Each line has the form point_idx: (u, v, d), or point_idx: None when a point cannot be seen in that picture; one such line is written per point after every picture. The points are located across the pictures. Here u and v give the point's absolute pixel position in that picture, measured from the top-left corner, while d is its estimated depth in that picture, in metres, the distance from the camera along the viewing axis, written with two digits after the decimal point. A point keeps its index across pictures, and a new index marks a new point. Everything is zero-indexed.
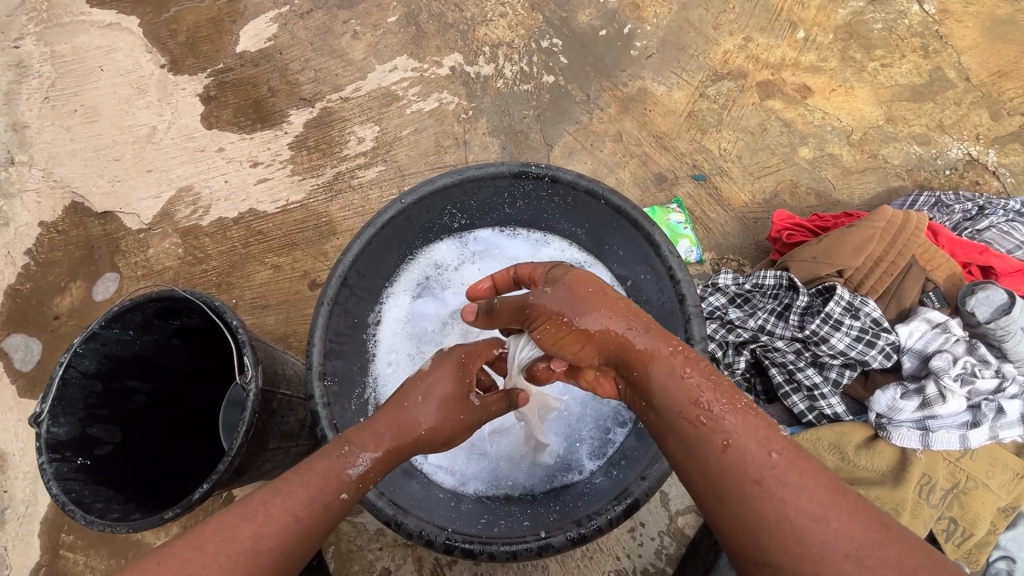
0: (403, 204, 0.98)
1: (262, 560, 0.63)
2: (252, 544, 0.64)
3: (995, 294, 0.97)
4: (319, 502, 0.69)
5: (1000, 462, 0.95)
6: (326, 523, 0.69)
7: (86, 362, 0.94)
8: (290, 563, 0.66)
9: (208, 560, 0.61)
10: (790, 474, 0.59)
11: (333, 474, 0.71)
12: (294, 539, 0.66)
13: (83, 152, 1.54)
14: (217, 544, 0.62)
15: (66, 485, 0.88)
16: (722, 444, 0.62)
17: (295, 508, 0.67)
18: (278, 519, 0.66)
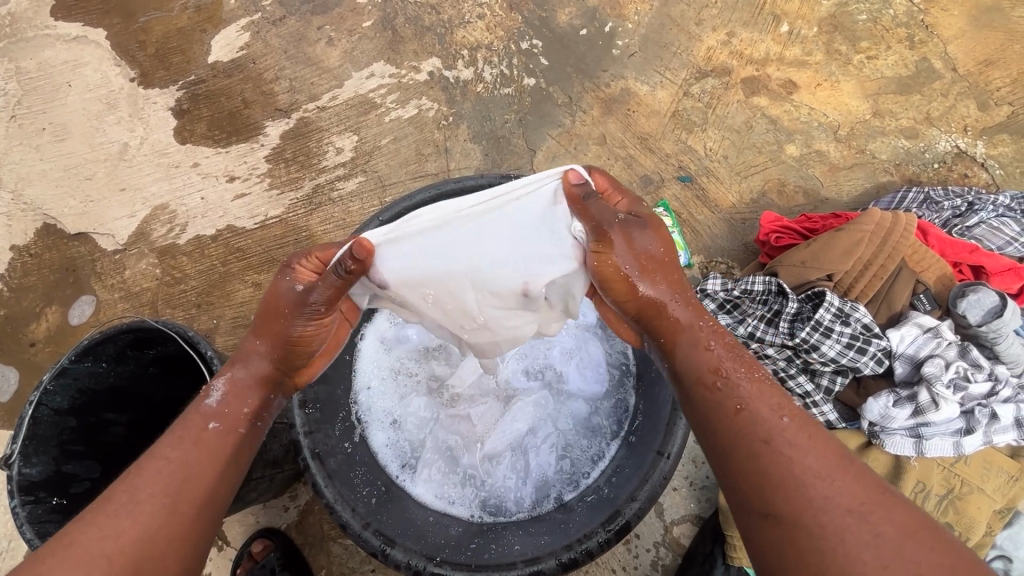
0: (380, 220, 0.94)
1: (144, 509, 0.63)
2: (128, 499, 0.63)
3: (986, 296, 0.95)
4: (188, 440, 0.69)
5: (994, 465, 0.94)
6: (212, 466, 0.68)
7: (58, 398, 0.90)
8: (183, 508, 0.65)
9: (85, 527, 0.62)
10: (807, 451, 0.62)
11: (195, 407, 0.72)
12: (172, 478, 0.66)
13: (53, 172, 1.50)
14: (95, 512, 0.63)
15: (41, 528, 0.86)
16: (747, 417, 0.65)
17: (168, 455, 0.67)
18: (151, 469, 0.66)
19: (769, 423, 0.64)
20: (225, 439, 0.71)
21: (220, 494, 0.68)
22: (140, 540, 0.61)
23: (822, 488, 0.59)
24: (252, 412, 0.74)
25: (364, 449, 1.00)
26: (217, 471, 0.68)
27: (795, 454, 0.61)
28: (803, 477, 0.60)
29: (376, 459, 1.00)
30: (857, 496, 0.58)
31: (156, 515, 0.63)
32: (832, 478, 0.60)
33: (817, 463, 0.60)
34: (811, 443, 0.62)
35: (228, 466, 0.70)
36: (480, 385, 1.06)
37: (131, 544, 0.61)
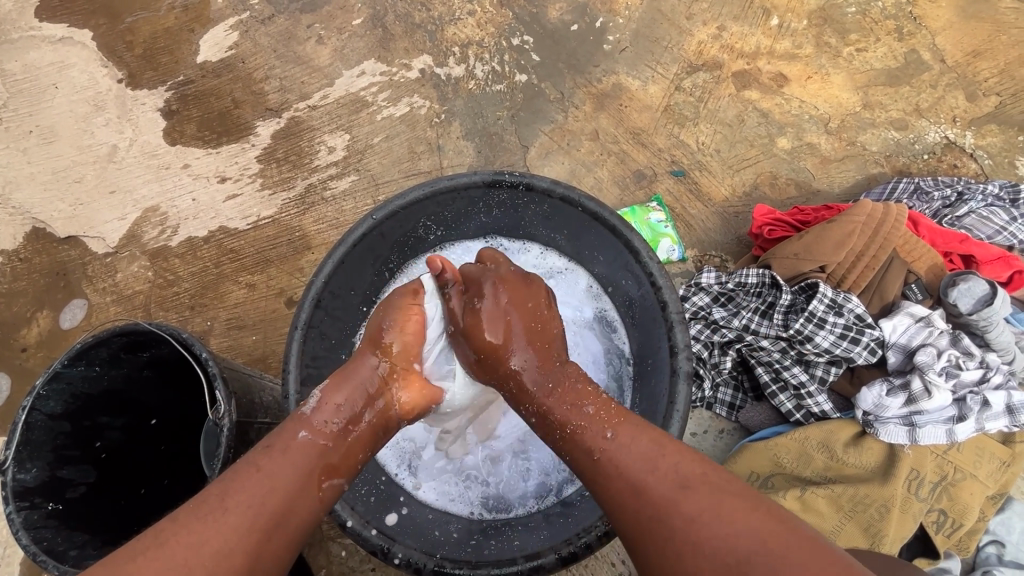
0: (375, 219, 0.95)
1: (229, 518, 0.62)
2: (220, 504, 0.63)
3: (976, 284, 0.97)
4: (279, 449, 0.69)
5: (986, 452, 0.95)
6: (296, 484, 0.68)
7: (52, 403, 0.89)
8: (261, 524, 0.63)
9: (177, 527, 0.61)
10: (632, 455, 0.68)
11: (291, 417, 0.74)
12: (259, 491, 0.65)
13: (41, 175, 1.48)
14: (188, 513, 0.62)
15: (37, 534, 0.86)
16: (593, 451, 0.71)
17: (260, 461, 0.68)
18: (241, 477, 0.66)
19: (602, 447, 0.70)
20: (315, 450, 0.71)
21: (298, 516, 0.67)
22: (218, 555, 0.60)
23: (658, 486, 0.65)
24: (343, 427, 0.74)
25: None
26: (296, 492, 0.67)
27: (625, 464, 0.68)
28: (636, 481, 0.66)
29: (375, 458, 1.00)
30: (675, 481, 0.64)
31: (236, 531, 0.61)
32: (654, 475, 0.66)
33: (643, 462, 0.67)
34: (629, 437, 0.70)
35: (310, 484, 0.69)
36: None
37: (210, 558, 0.59)
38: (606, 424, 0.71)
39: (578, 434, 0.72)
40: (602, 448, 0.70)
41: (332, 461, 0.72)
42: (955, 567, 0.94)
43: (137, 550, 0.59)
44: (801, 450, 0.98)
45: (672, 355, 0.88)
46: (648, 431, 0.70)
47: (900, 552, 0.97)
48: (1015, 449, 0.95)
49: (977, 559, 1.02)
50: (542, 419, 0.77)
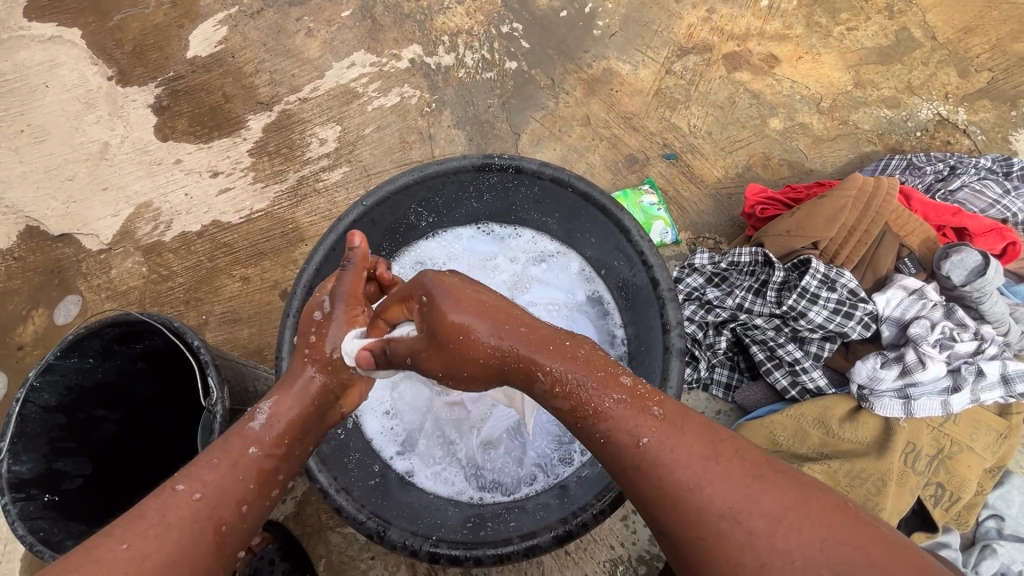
0: (365, 206, 0.95)
1: (173, 532, 0.57)
2: (160, 518, 0.58)
3: (969, 256, 0.96)
4: (226, 463, 0.63)
5: (984, 424, 0.95)
6: (243, 494, 0.62)
7: (45, 396, 0.89)
8: (209, 535, 0.59)
9: (114, 541, 0.56)
10: (683, 444, 0.54)
11: (237, 428, 0.66)
12: (204, 511, 0.59)
13: (33, 174, 1.48)
14: (126, 527, 0.57)
15: (33, 524, 0.86)
16: (632, 459, 0.55)
17: (203, 476, 0.61)
18: (184, 491, 0.60)
19: (642, 438, 0.55)
20: (266, 459, 0.65)
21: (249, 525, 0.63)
22: (163, 567, 0.55)
23: (711, 487, 0.51)
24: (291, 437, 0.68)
25: (359, 436, 1.01)
26: (244, 503, 0.62)
27: (678, 461, 0.53)
28: (686, 470, 0.52)
29: (374, 446, 1.02)
30: (747, 472, 0.52)
31: (183, 544, 0.57)
32: (713, 468, 0.52)
33: (699, 452, 0.53)
34: (684, 436, 0.54)
35: (257, 496, 0.64)
36: None
37: (154, 569, 0.55)
38: (646, 419, 0.55)
39: (613, 414, 0.56)
40: (613, 433, 0.56)
41: (282, 468, 0.66)
42: (954, 542, 0.93)
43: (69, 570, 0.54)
44: (797, 427, 0.98)
45: (664, 333, 0.88)
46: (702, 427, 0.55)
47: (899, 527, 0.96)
48: (1012, 421, 0.95)
49: (977, 534, 1.02)
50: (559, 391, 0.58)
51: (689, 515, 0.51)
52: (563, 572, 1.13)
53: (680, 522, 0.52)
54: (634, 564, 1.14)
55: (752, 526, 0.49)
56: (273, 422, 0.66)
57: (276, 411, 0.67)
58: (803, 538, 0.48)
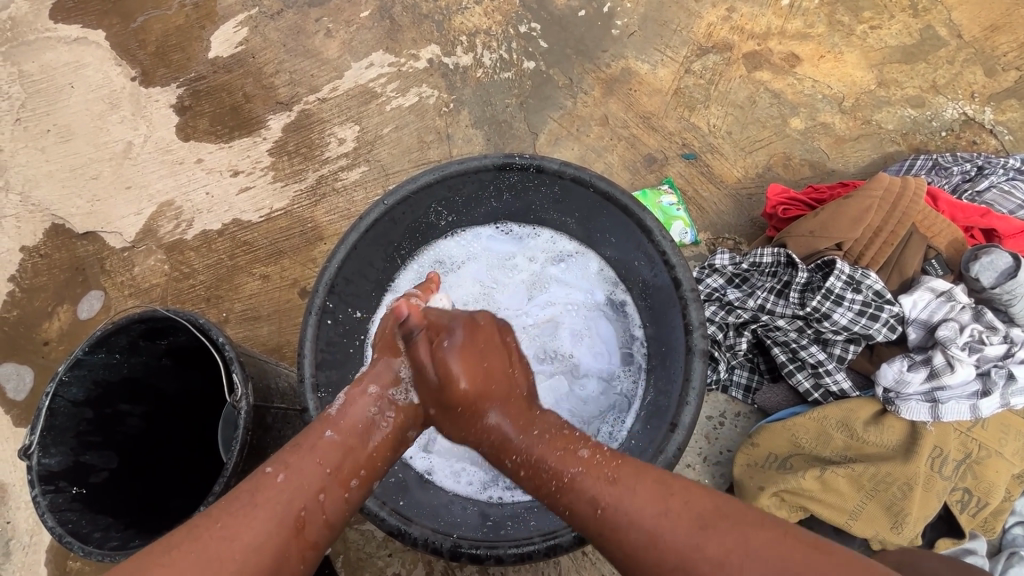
0: (386, 205, 0.95)
1: (259, 514, 0.62)
2: (249, 500, 0.63)
3: (999, 257, 0.94)
4: (306, 447, 0.67)
5: (1013, 429, 0.93)
6: (322, 483, 0.65)
7: (74, 390, 0.91)
8: (290, 521, 0.62)
9: (209, 522, 0.61)
10: (636, 499, 0.62)
11: (319, 416, 0.71)
12: (284, 499, 0.63)
13: (59, 172, 1.50)
14: (221, 508, 0.63)
15: (62, 516, 0.88)
16: (593, 510, 0.64)
17: (287, 458, 0.66)
18: (272, 479, 0.64)
19: (604, 497, 0.63)
20: (341, 447, 0.68)
21: (327, 515, 0.65)
22: (251, 550, 0.60)
23: (671, 537, 0.59)
24: (367, 428, 0.71)
25: None
26: (322, 492, 0.65)
27: (635, 516, 0.61)
28: (644, 526, 0.61)
29: None
30: (691, 522, 0.59)
31: (266, 527, 0.61)
32: (667, 520, 0.60)
33: (651, 510, 0.61)
34: (633, 481, 0.64)
35: (335, 485, 0.66)
36: None
37: (241, 552, 0.59)
38: (605, 470, 0.65)
39: (579, 480, 0.65)
40: (605, 495, 0.63)
41: (360, 460, 0.68)
42: (981, 548, 0.91)
43: (173, 544, 0.60)
44: (820, 429, 0.97)
45: (687, 333, 0.87)
46: (648, 474, 0.65)
47: (924, 532, 0.95)
48: None
49: (1003, 540, 1.00)
50: (529, 471, 0.68)
51: (668, 574, 0.58)
52: (580, 572, 1.13)
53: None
54: None
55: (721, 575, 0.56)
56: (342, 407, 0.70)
57: (353, 401, 0.71)
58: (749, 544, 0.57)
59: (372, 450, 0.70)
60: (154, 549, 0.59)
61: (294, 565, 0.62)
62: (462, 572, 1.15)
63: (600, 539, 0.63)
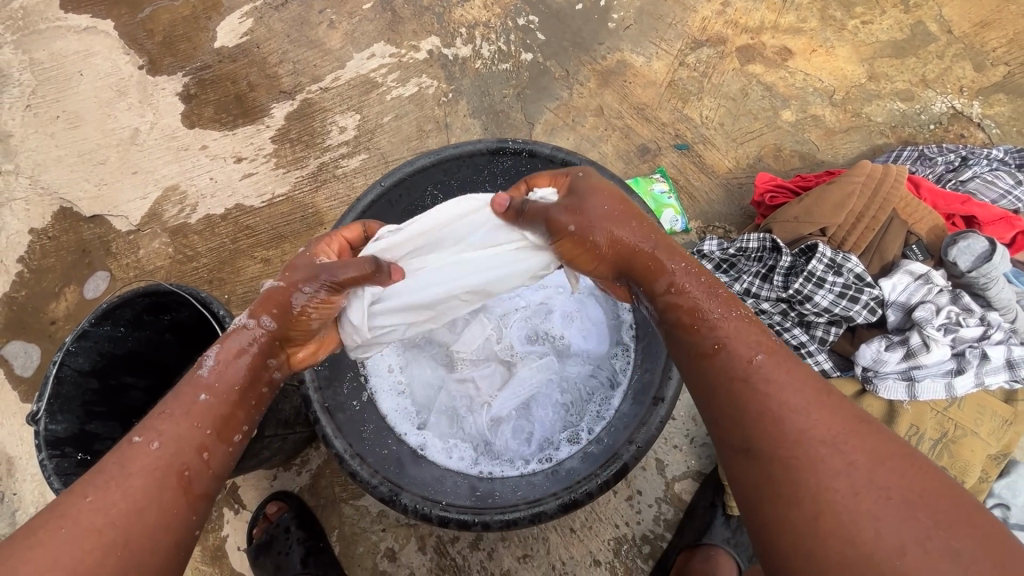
0: (383, 187, 0.99)
1: (134, 482, 0.63)
2: (121, 471, 0.63)
3: (976, 242, 0.97)
4: (178, 412, 0.67)
5: (989, 410, 0.96)
6: (201, 442, 0.67)
7: (80, 359, 0.94)
8: (173, 480, 0.64)
9: (78, 497, 0.61)
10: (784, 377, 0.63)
11: (188, 378, 0.70)
12: (159, 463, 0.64)
13: (68, 157, 1.54)
14: (90, 482, 0.63)
15: (67, 479, 0.91)
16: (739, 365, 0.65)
17: (156, 426, 0.66)
18: (143, 450, 0.65)
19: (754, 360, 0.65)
20: (219, 405, 0.69)
21: (213, 469, 0.68)
22: (132, 512, 0.61)
23: (815, 414, 0.59)
24: (245, 385, 0.72)
25: (373, 409, 1.05)
26: (204, 450, 0.67)
27: (781, 389, 0.62)
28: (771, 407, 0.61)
29: (389, 421, 1.06)
30: (828, 434, 0.58)
31: (145, 490, 0.62)
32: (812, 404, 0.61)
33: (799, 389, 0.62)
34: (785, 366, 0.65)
35: (217, 443, 0.69)
36: (483, 350, 1.10)
37: (121, 518, 0.60)
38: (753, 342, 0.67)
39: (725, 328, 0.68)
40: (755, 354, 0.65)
41: (238, 417, 0.71)
42: None
43: (41, 524, 0.60)
44: None
45: None
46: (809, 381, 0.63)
47: None
48: (1018, 408, 0.95)
49: None
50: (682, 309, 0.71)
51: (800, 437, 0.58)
52: (569, 548, 1.16)
53: (795, 452, 0.57)
54: (638, 543, 1.16)
55: (834, 486, 0.55)
56: (219, 363, 0.71)
57: (226, 362, 0.71)
58: (888, 481, 0.54)
59: (248, 403, 0.72)
60: (18, 535, 0.59)
61: (187, 521, 0.64)
62: (453, 547, 1.18)
63: (735, 390, 0.64)
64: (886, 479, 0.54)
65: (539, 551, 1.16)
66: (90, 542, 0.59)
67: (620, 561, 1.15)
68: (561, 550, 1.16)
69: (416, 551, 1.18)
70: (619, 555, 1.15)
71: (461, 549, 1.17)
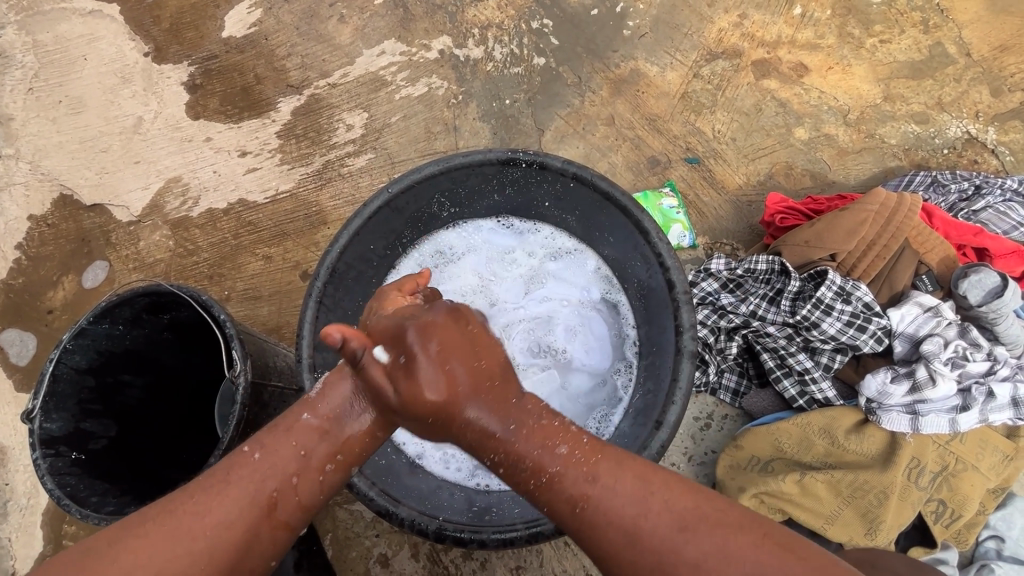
0: (389, 193, 0.98)
1: (233, 493, 0.63)
2: (225, 477, 0.64)
3: (987, 277, 0.96)
4: (283, 430, 0.67)
5: (991, 444, 0.96)
6: (297, 466, 0.65)
7: (78, 357, 0.94)
8: (262, 502, 0.63)
9: (184, 497, 0.63)
10: (620, 489, 0.61)
11: (302, 399, 0.70)
12: (257, 476, 0.64)
13: (69, 144, 1.52)
14: (198, 483, 0.64)
15: (61, 479, 0.90)
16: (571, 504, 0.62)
17: (263, 439, 0.67)
18: (249, 462, 0.65)
19: (584, 494, 0.62)
20: (317, 433, 0.67)
21: (301, 497, 0.66)
22: (219, 527, 0.61)
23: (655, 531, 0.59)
24: (345, 417, 0.68)
25: None
26: (296, 476, 0.65)
27: (611, 511, 0.60)
28: (627, 525, 0.59)
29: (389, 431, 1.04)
30: (673, 523, 0.58)
31: (238, 504, 0.62)
32: (646, 515, 0.59)
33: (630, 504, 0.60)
34: (612, 475, 0.62)
35: (311, 469, 0.66)
36: None
37: (211, 529, 0.61)
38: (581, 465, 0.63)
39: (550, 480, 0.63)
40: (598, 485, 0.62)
41: (336, 445, 0.67)
42: (952, 558, 0.93)
43: (151, 516, 0.62)
44: (803, 435, 0.99)
45: (677, 335, 0.90)
46: (630, 466, 0.64)
47: (898, 540, 0.97)
48: (1019, 444, 0.95)
49: (976, 552, 1.05)
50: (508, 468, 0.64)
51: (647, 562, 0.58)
52: (562, 562, 1.16)
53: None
54: None
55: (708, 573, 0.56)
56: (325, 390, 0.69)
57: (333, 386, 0.69)
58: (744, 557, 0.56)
59: (351, 438, 0.68)
60: (132, 518, 0.62)
61: (267, 543, 0.64)
62: (446, 556, 1.17)
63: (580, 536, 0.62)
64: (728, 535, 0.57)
65: (532, 563, 1.16)
66: (182, 546, 0.59)
67: None
68: (554, 564, 1.16)
69: (409, 558, 1.18)
70: None
71: (454, 558, 1.17)
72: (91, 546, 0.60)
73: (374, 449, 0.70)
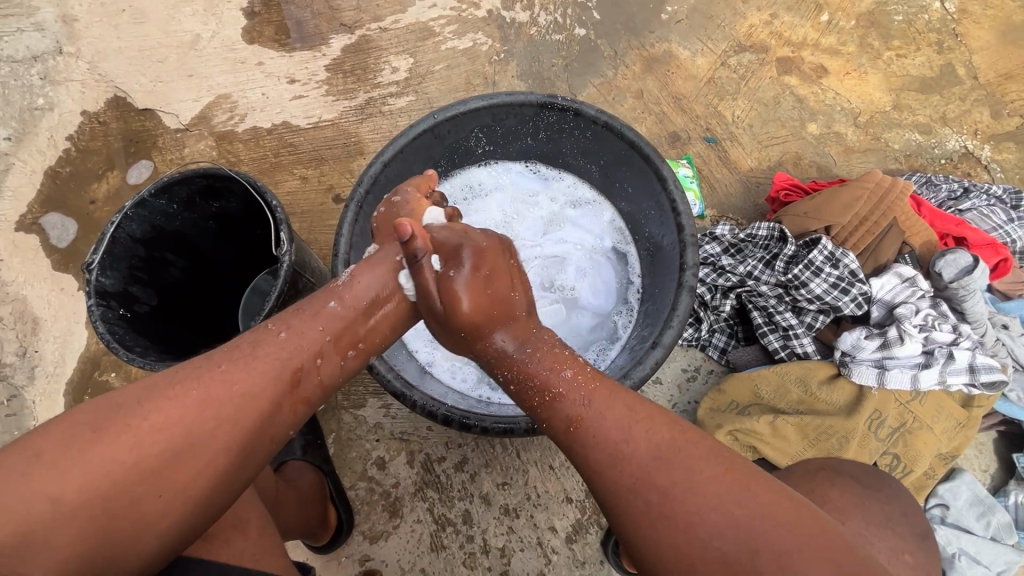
0: (435, 119, 1.08)
1: (259, 366, 0.70)
2: (251, 352, 0.71)
3: (961, 256, 1.07)
4: (310, 313, 0.76)
5: (945, 410, 1.06)
6: (320, 348, 0.75)
7: (135, 226, 1.03)
8: (286, 377, 0.71)
9: (212, 365, 0.69)
10: (609, 417, 0.67)
11: (327, 288, 0.80)
12: (281, 360, 0.72)
13: (128, 51, 1.60)
14: (223, 355, 0.71)
15: (110, 327, 0.98)
16: (566, 422, 0.69)
17: (289, 321, 0.75)
18: (275, 346, 0.73)
19: (580, 413, 0.68)
20: (342, 317, 0.77)
21: (321, 376, 0.75)
22: (246, 396, 0.68)
23: (633, 464, 0.64)
24: (369, 304, 0.80)
25: None
26: (319, 357, 0.74)
27: (602, 432, 0.66)
28: (613, 452, 0.65)
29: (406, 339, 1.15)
30: (650, 452, 0.64)
31: (264, 377, 0.70)
32: (629, 443, 0.65)
33: (620, 432, 0.66)
34: (606, 403, 0.68)
35: (332, 353, 0.76)
36: None
37: (238, 398, 0.68)
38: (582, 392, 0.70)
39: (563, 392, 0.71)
40: (585, 412, 0.68)
41: (358, 335, 0.78)
42: None
43: (177, 380, 0.68)
44: (780, 383, 1.09)
45: (681, 271, 1.00)
46: (620, 396, 0.70)
47: None
48: (972, 412, 1.06)
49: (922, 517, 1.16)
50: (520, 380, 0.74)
51: (626, 490, 0.63)
52: (545, 483, 1.25)
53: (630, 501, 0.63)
54: None
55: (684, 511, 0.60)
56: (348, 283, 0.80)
57: (360, 277, 0.80)
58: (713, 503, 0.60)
59: (370, 325, 0.79)
60: (154, 383, 0.66)
61: (288, 416, 0.72)
62: (439, 466, 1.26)
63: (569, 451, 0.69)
64: (703, 463, 0.63)
65: (518, 482, 1.25)
66: (212, 408, 0.66)
67: (591, 501, 1.24)
68: (538, 485, 1.25)
69: (404, 463, 1.27)
70: (590, 497, 1.24)
71: (446, 468, 1.26)
72: (122, 402, 0.65)
73: (385, 341, 0.81)
